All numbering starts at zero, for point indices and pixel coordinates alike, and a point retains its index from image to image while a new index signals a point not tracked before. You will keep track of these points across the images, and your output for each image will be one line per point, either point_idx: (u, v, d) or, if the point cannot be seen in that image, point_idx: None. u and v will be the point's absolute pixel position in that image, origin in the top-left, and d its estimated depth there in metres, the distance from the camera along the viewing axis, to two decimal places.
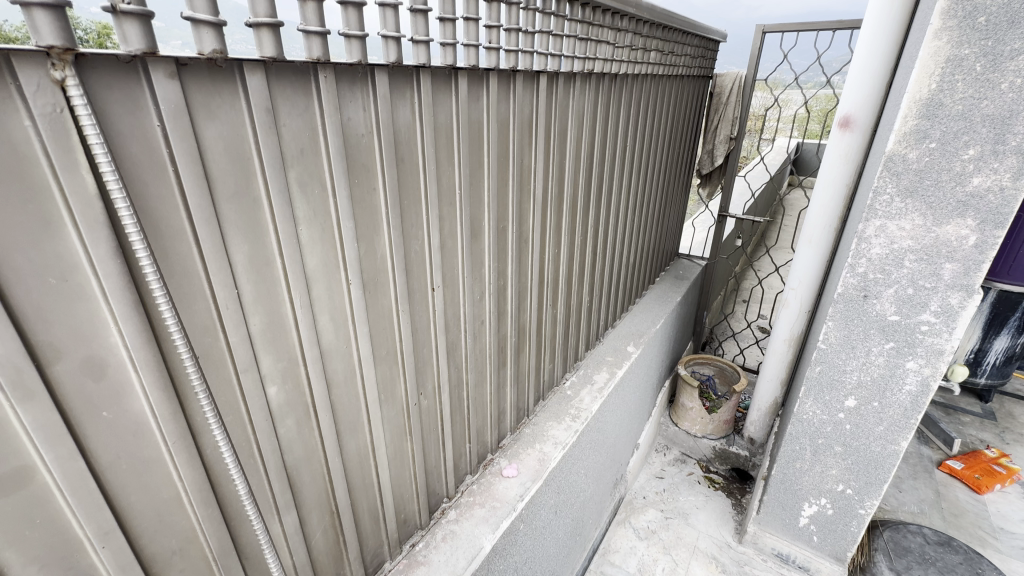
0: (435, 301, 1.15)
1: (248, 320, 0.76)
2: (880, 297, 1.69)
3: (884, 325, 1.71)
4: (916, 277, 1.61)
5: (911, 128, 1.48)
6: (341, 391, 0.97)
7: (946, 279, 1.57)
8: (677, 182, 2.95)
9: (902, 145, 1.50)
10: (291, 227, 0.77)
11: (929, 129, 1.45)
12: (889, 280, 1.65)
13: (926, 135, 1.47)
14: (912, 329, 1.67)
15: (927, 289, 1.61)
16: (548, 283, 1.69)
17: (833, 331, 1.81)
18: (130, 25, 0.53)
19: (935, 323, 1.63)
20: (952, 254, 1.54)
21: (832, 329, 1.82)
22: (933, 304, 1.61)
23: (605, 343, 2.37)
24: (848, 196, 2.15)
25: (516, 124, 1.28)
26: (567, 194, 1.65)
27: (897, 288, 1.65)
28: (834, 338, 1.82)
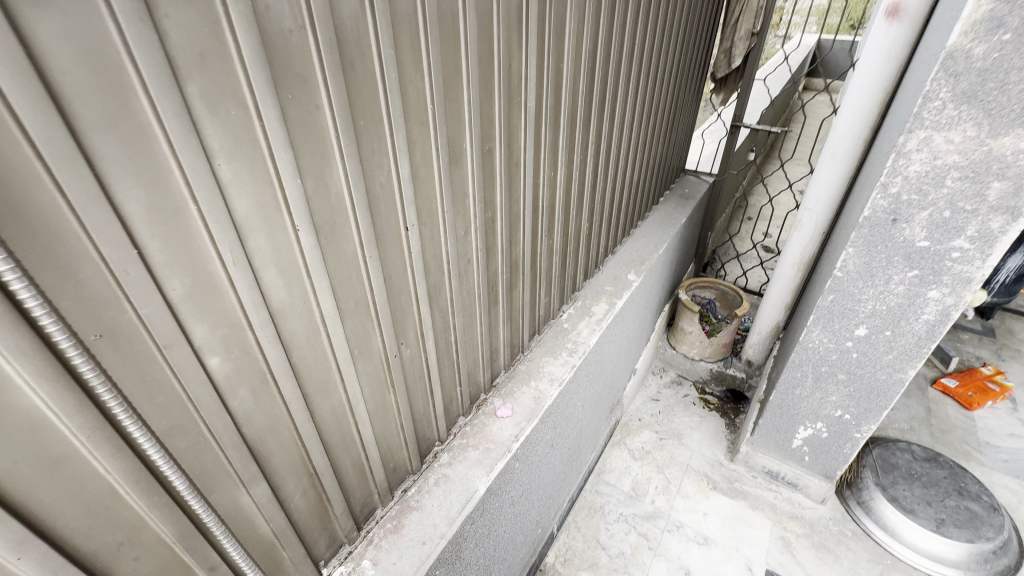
0: (411, 242, 0.99)
1: (164, 285, 0.60)
2: (911, 221, 1.53)
3: (910, 252, 1.57)
4: (956, 198, 1.43)
5: (982, 16, 1.21)
6: (304, 352, 0.85)
7: (990, 201, 1.39)
8: (689, 87, 2.63)
9: (967, 38, 1.24)
10: (203, 162, 0.59)
11: (1006, 15, 1.19)
12: (924, 201, 1.48)
13: (1001, 24, 1.20)
14: (941, 256, 1.53)
15: (966, 212, 1.44)
16: (542, 212, 1.51)
17: (853, 258, 1.67)
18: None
19: (968, 250, 1.48)
20: (1004, 172, 1.35)
21: (852, 255, 1.67)
22: (971, 228, 1.45)
23: (604, 271, 2.23)
24: (885, 101, 1.89)
25: (501, 16, 1.02)
26: (565, 105, 1.42)
27: (931, 210, 1.48)
28: (853, 265, 1.68)
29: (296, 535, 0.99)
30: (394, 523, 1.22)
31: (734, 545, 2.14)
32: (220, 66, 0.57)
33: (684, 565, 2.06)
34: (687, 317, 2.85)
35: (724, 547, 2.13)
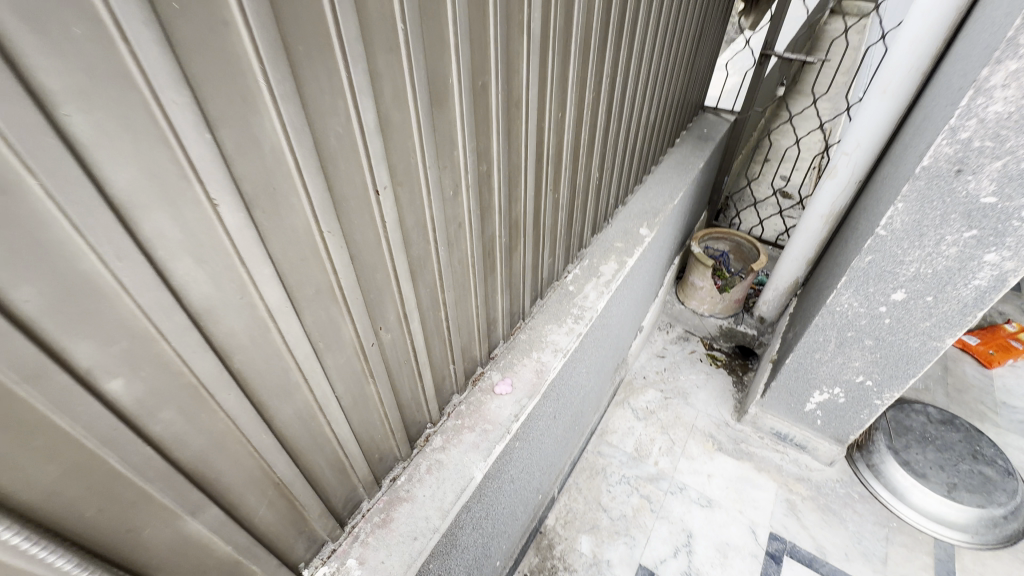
0: (384, 209, 0.79)
1: (7, 298, 0.42)
2: (978, 174, 1.30)
3: (972, 209, 1.36)
4: None
5: None
6: (250, 355, 0.67)
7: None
8: (717, 7, 2.27)
9: None
10: (35, 113, 0.39)
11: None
12: (1000, 149, 1.25)
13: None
14: (1008, 214, 1.32)
15: None
16: (547, 161, 1.28)
17: (901, 215, 1.46)
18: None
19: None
20: None
21: (901, 212, 1.46)
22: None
23: (613, 225, 2.01)
24: (955, 24, 1.60)
25: None
26: (577, 27, 1.14)
27: (1005, 160, 1.26)
28: (901, 223, 1.47)
29: (266, 547, 0.87)
30: (383, 517, 1.11)
31: (738, 507, 2.10)
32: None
33: (687, 527, 2.03)
34: (698, 272, 2.66)
35: (728, 510, 2.09)
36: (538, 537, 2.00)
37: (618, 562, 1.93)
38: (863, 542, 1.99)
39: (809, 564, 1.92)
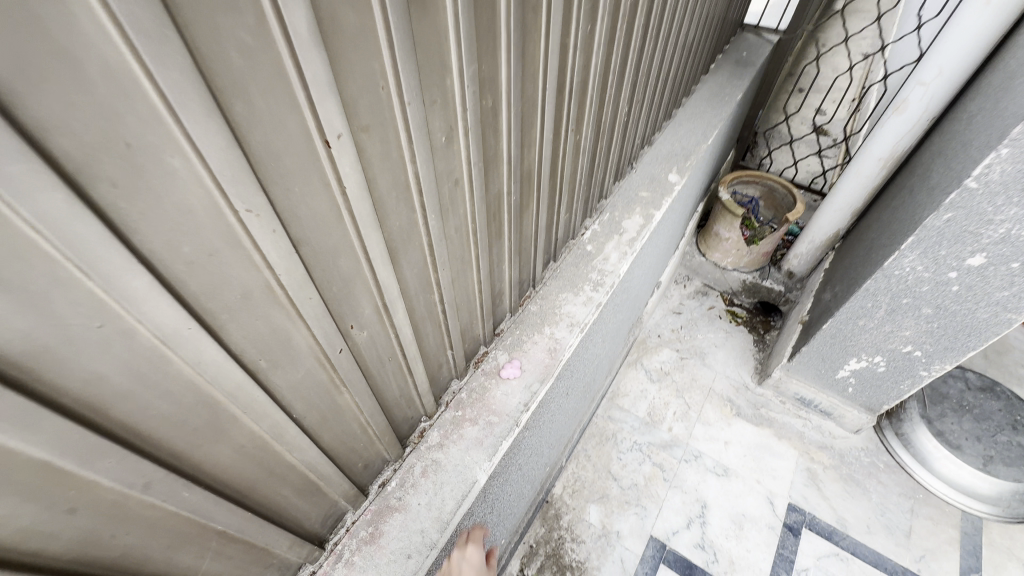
0: (345, 172, 0.53)
1: None
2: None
3: None
4: None
5: None
6: (142, 399, 0.45)
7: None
8: None
9: None
10: None
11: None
12: None
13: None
14: None
15: None
16: (571, 92, 0.99)
17: (1003, 163, 1.18)
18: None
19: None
20: None
21: (1002, 161, 1.18)
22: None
23: (637, 170, 1.73)
24: None
25: None
26: None
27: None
28: (999, 174, 1.20)
29: None
30: (370, 531, 0.94)
31: (755, 476, 1.98)
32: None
33: (701, 497, 1.93)
34: (724, 221, 2.38)
35: (745, 479, 1.98)
36: (544, 507, 1.90)
37: (627, 533, 1.84)
38: (886, 515, 1.89)
39: (828, 537, 1.83)
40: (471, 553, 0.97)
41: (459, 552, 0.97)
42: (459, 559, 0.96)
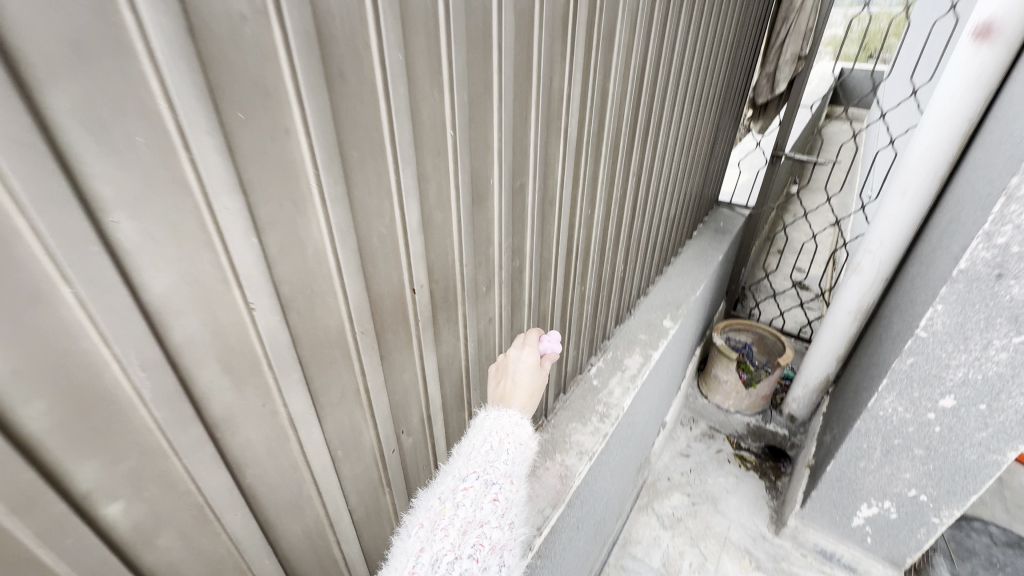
0: (420, 309, 0.76)
1: (14, 420, 0.37)
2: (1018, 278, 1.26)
3: (1016, 312, 1.31)
4: None
5: None
6: (261, 471, 0.60)
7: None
8: (729, 112, 2.42)
9: None
10: (85, 227, 0.36)
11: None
12: None
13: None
14: None
15: None
16: (578, 254, 1.31)
17: (941, 316, 1.40)
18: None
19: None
20: None
21: (940, 313, 1.40)
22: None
23: (635, 316, 1.99)
24: (967, 134, 1.64)
25: (544, 23, 0.81)
26: (607, 133, 1.22)
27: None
28: (943, 324, 1.41)
29: None
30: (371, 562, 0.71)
31: None
32: (112, 37, 0.34)
33: None
34: (722, 364, 2.57)
35: None
36: None
37: None
38: None
39: None
40: (525, 352, 0.89)
41: (514, 351, 0.88)
42: (514, 358, 0.88)
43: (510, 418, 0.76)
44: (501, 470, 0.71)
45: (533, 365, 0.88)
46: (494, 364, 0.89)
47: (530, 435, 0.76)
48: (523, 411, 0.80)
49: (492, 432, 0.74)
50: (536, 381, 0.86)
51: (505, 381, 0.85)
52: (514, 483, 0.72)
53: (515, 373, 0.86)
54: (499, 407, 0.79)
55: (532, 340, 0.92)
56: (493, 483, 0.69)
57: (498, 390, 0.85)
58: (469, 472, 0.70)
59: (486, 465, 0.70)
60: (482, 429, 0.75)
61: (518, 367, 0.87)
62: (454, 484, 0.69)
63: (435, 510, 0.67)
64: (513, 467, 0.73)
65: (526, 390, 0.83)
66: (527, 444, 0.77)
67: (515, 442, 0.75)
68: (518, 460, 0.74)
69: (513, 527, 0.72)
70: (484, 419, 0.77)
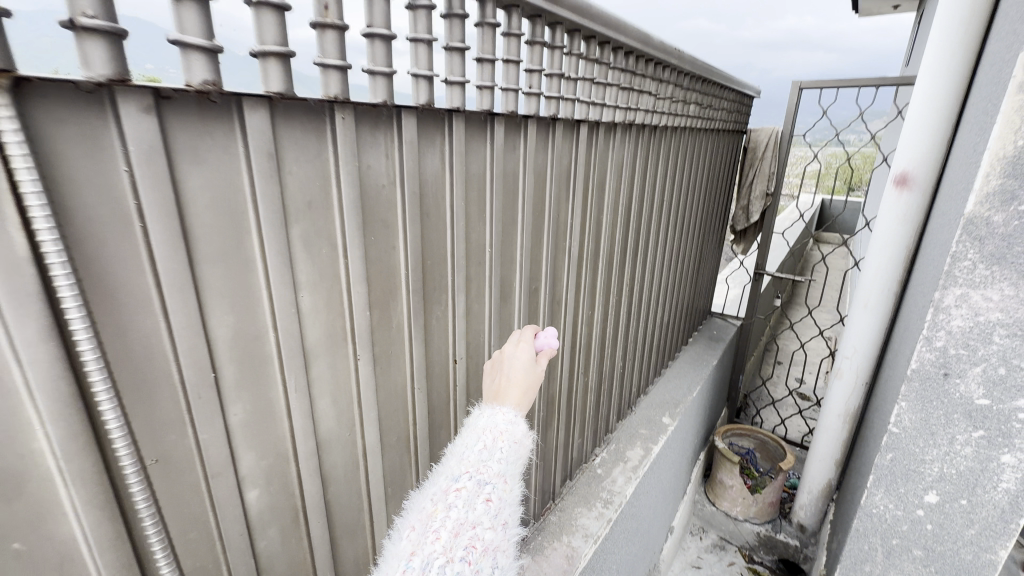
0: (458, 376, 1.00)
1: (226, 411, 0.61)
2: (966, 377, 1.22)
3: (970, 408, 1.24)
4: (1010, 354, 1.16)
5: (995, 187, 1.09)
6: (339, 489, 0.80)
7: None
8: (712, 237, 2.82)
9: (985, 205, 1.10)
10: (290, 295, 0.63)
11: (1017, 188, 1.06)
12: (976, 355, 1.20)
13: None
14: (1007, 416, 1.20)
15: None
16: (580, 347, 1.56)
17: (908, 412, 1.33)
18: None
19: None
20: None
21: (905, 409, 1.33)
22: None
23: (636, 412, 2.15)
24: (909, 257, 1.90)
25: (554, 177, 1.16)
26: (603, 251, 1.54)
27: (985, 364, 1.19)
28: (910, 420, 1.33)
29: None
30: None
31: None
32: (324, 197, 0.65)
33: None
34: (725, 469, 2.63)
35: None
36: None
37: None
38: None
39: None
40: (521, 344, 0.77)
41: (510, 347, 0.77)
42: (509, 353, 0.76)
43: (505, 416, 0.65)
44: (497, 469, 0.60)
45: (531, 359, 0.76)
46: (489, 362, 0.78)
47: (529, 434, 0.65)
48: (520, 409, 0.69)
49: (484, 431, 0.63)
50: (535, 377, 0.74)
51: (499, 376, 0.73)
52: (512, 483, 0.62)
53: (510, 367, 0.74)
54: (492, 404, 0.68)
55: (529, 333, 0.81)
56: (486, 483, 0.59)
57: (491, 388, 0.73)
58: (461, 472, 0.60)
59: (479, 464, 0.60)
60: (474, 426, 0.65)
61: (513, 361, 0.75)
62: (445, 485, 0.59)
63: (427, 512, 0.58)
64: (510, 465, 0.62)
65: (522, 385, 0.71)
66: (526, 444, 0.66)
67: (511, 439, 0.64)
68: (516, 458, 0.64)
69: (513, 529, 0.61)
70: (477, 417, 0.66)
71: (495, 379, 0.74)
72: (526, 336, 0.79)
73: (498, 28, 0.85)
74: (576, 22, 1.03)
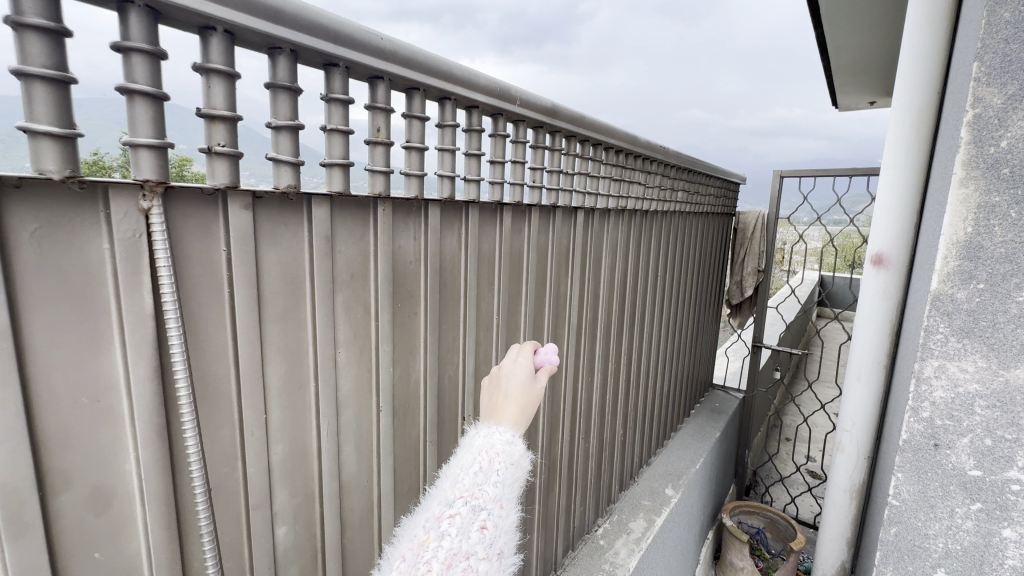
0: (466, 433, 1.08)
1: (270, 449, 0.71)
2: (954, 446, 1.00)
3: (964, 479, 0.99)
4: (993, 425, 0.95)
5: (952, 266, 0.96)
6: (355, 534, 0.86)
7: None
8: (708, 311, 2.95)
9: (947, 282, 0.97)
10: (331, 350, 0.76)
11: (973, 269, 0.93)
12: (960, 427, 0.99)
13: (984, 238, 0.92)
14: (1001, 490, 0.95)
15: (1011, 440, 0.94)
16: (580, 413, 1.64)
17: (906, 483, 1.07)
18: (142, 105, 0.50)
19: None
20: None
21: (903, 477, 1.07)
22: (1017, 456, 0.93)
23: (639, 483, 2.16)
24: (894, 331, 1.88)
25: (555, 255, 1.32)
26: (601, 321, 1.67)
27: (971, 435, 0.97)
28: (908, 491, 1.06)
29: None
30: None
31: None
32: (364, 271, 0.80)
33: None
34: (735, 549, 2.55)
35: None
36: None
37: None
38: None
39: None
40: (520, 359, 0.68)
41: (508, 363, 0.67)
42: (506, 369, 0.66)
43: (502, 435, 0.58)
44: (494, 494, 0.54)
45: (531, 375, 0.67)
46: (485, 377, 0.69)
47: (531, 455, 0.58)
48: (518, 426, 0.61)
49: (480, 450, 0.56)
50: (536, 396, 0.65)
51: (495, 393, 0.64)
52: (510, 509, 0.55)
53: (507, 384, 0.65)
54: (489, 422, 0.60)
55: (529, 347, 0.71)
56: (482, 510, 0.53)
57: (486, 407, 0.64)
58: (455, 497, 0.53)
59: (474, 487, 0.54)
60: (470, 445, 0.57)
61: (511, 377, 0.66)
62: (438, 511, 0.53)
63: (418, 542, 0.51)
64: (507, 489, 0.55)
65: (521, 403, 0.63)
66: (527, 465, 0.58)
67: (509, 461, 0.56)
68: (515, 481, 0.57)
69: (510, 558, 0.55)
70: (473, 435, 0.59)
71: (491, 397, 0.65)
72: (525, 350, 0.70)
73: (508, 138, 1.04)
74: (573, 130, 1.22)
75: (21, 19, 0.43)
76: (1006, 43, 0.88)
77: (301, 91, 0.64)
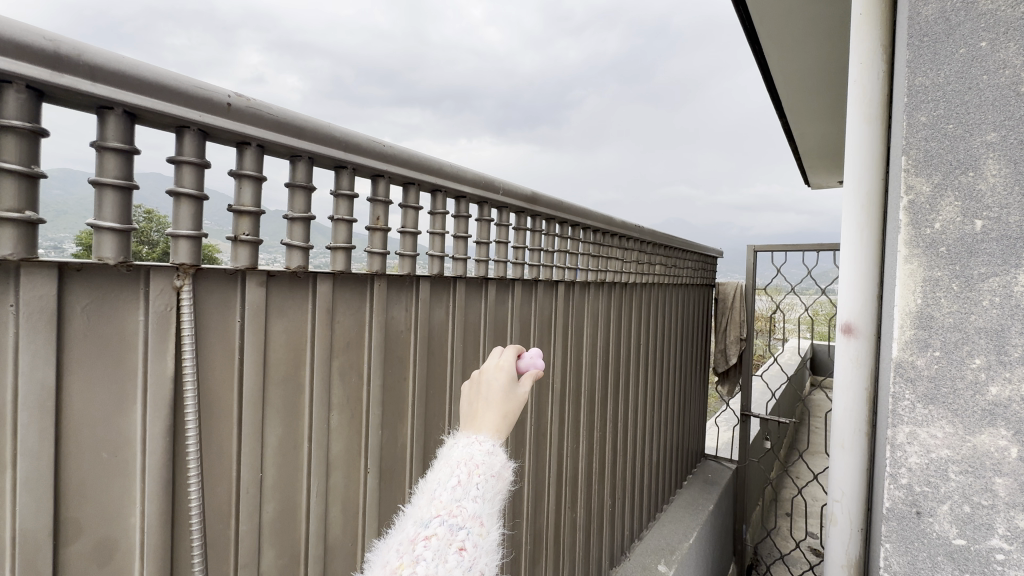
0: None
1: (262, 507, 0.75)
2: (936, 514, 0.87)
3: (951, 551, 0.86)
4: (968, 491, 0.84)
5: (910, 337, 0.89)
6: None
7: (1005, 499, 0.81)
8: (694, 379, 3.01)
9: (906, 351, 0.90)
10: (325, 413, 0.83)
11: (928, 336, 0.87)
12: (939, 494, 0.87)
13: (934, 308, 0.87)
14: (988, 565, 0.83)
15: (987, 508, 0.82)
16: (567, 480, 1.65)
17: (894, 556, 0.93)
18: (185, 204, 0.61)
19: (1015, 552, 0.80)
20: (1002, 467, 0.81)
21: (890, 552, 0.93)
22: (997, 523, 0.81)
23: (631, 559, 2.10)
24: (873, 398, 1.62)
25: (538, 323, 1.42)
26: (585, 387, 1.73)
27: (949, 502, 0.86)
28: (898, 564, 0.92)
29: None
30: None
31: None
32: (357, 339, 0.88)
33: None
34: None
35: None
36: None
37: None
38: None
39: None
40: (502, 363, 0.73)
41: (490, 369, 0.72)
42: (487, 374, 0.72)
43: (482, 446, 0.64)
44: (472, 510, 0.59)
45: (512, 380, 0.72)
46: (466, 385, 0.74)
47: (508, 465, 0.64)
48: (495, 435, 0.67)
49: (459, 464, 0.62)
50: (515, 401, 0.71)
51: (475, 400, 0.70)
52: (488, 527, 0.60)
53: (488, 390, 0.70)
54: (468, 432, 0.67)
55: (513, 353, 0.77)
56: (460, 529, 0.57)
57: (468, 415, 0.69)
58: (432, 516, 0.58)
59: (452, 505, 0.59)
60: (450, 459, 0.63)
61: (491, 382, 0.71)
62: (414, 533, 0.57)
63: (391, 568, 0.54)
64: (485, 504, 0.61)
65: (502, 410, 0.69)
66: (504, 476, 0.65)
67: (487, 474, 0.62)
68: (492, 495, 0.62)
69: None
70: (451, 448, 0.65)
71: (471, 404, 0.71)
72: (508, 355, 0.75)
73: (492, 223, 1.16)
74: (552, 214, 1.36)
75: (104, 143, 0.54)
76: (930, 129, 0.87)
77: (314, 189, 0.76)
